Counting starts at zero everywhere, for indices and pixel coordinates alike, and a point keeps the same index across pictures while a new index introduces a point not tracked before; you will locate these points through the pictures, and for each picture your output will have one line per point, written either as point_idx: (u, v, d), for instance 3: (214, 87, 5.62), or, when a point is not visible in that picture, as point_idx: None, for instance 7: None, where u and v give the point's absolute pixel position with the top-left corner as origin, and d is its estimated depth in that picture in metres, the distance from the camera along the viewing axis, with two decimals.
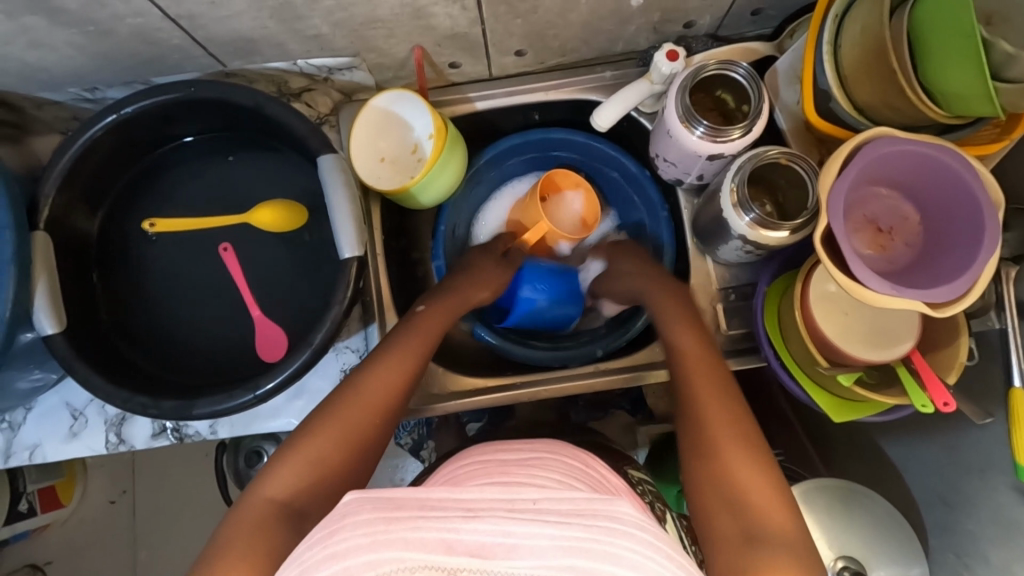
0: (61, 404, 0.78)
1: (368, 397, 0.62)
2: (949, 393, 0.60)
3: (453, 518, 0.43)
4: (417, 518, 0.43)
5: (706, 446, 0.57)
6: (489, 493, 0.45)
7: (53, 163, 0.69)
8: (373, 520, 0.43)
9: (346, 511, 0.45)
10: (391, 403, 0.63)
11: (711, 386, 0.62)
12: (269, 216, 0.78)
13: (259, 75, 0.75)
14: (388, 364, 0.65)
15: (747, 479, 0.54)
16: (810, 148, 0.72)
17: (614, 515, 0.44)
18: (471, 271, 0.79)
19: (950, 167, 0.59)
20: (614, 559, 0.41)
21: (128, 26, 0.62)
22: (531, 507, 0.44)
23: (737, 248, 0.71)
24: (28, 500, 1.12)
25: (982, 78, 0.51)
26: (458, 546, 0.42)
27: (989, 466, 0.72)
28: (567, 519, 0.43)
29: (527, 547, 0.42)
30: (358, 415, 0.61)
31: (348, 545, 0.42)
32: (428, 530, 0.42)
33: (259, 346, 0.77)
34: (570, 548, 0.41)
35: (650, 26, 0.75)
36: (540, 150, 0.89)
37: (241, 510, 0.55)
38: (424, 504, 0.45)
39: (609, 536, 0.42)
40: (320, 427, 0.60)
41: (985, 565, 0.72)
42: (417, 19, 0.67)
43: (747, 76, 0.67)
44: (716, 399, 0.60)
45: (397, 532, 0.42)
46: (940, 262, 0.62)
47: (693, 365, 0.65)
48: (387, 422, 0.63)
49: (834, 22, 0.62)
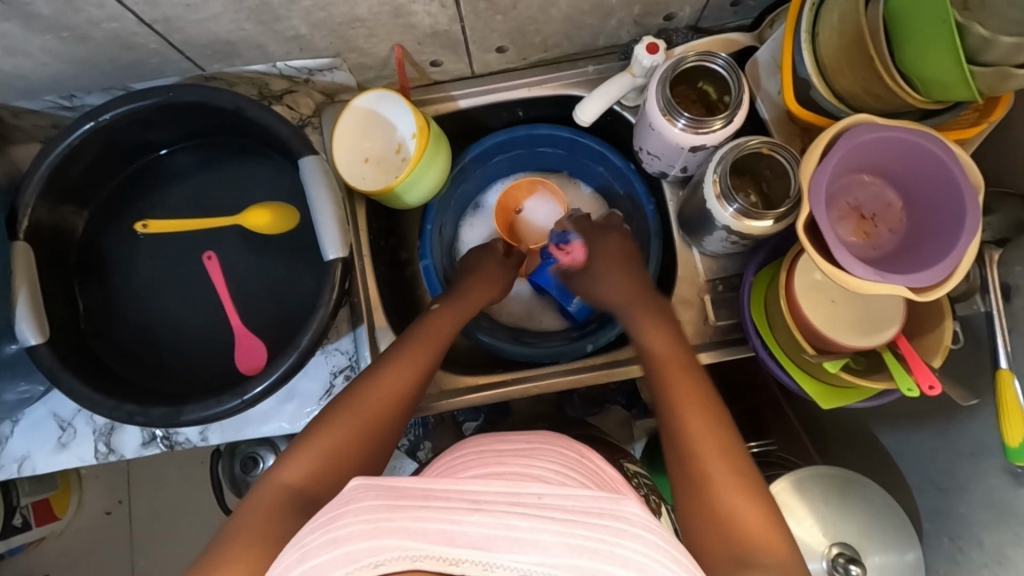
0: (49, 415, 0.78)
1: (373, 399, 0.62)
2: (934, 376, 0.60)
3: (458, 509, 0.43)
4: (420, 507, 0.43)
5: (690, 453, 0.59)
6: (494, 487, 0.46)
7: (31, 173, 0.68)
8: (376, 509, 0.43)
9: (351, 497, 0.45)
10: (400, 401, 0.63)
11: (690, 389, 0.63)
12: (261, 218, 0.79)
13: (240, 79, 0.75)
14: (387, 376, 0.64)
15: (733, 489, 0.56)
16: (793, 137, 0.72)
17: (621, 514, 0.44)
18: (478, 271, 0.82)
19: (931, 152, 0.59)
20: (619, 560, 0.41)
21: (104, 31, 0.61)
22: (536, 501, 0.44)
23: (722, 239, 0.71)
24: (22, 514, 1.11)
25: (958, 64, 0.51)
26: (461, 538, 0.41)
27: (980, 449, 0.73)
28: (575, 518, 0.43)
29: (531, 541, 0.41)
30: (369, 411, 0.61)
31: (351, 530, 0.42)
32: (430, 521, 0.42)
33: (238, 354, 0.76)
34: (577, 547, 0.41)
35: (631, 19, 0.75)
36: (525, 146, 0.89)
37: (255, 496, 0.55)
38: (428, 494, 0.45)
39: (616, 536, 0.43)
40: (331, 420, 0.60)
41: (979, 548, 0.72)
42: (397, 18, 0.67)
43: (727, 66, 0.67)
44: (697, 403, 0.62)
45: (400, 521, 0.42)
46: (922, 248, 0.62)
47: (671, 373, 0.65)
48: (391, 421, 0.62)
49: (812, 12, 0.63)
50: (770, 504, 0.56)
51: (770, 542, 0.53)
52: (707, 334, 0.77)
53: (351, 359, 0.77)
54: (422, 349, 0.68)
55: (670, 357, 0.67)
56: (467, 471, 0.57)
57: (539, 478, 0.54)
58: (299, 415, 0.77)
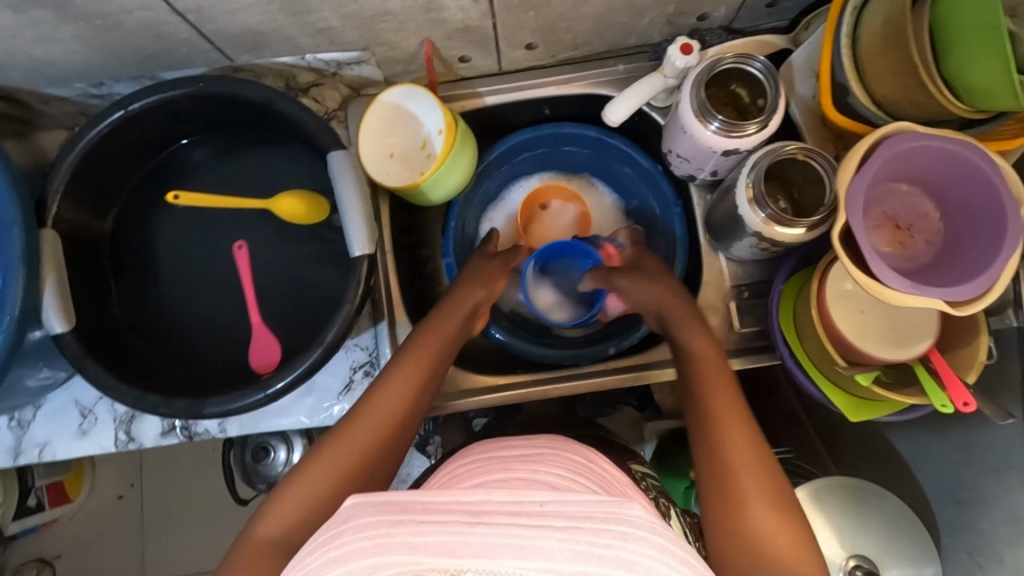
0: (71, 401, 0.78)
1: (368, 421, 0.60)
2: (970, 393, 0.59)
3: (458, 522, 0.42)
4: (420, 521, 0.42)
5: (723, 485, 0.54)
6: (496, 496, 0.43)
7: (62, 158, 0.68)
8: (376, 524, 0.43)
9: (349, 514, 0.45)
10: (406, 412, 0.62)
11: (731, 411, 0.58)
12: (292, 205, 0.77)
13: (268, 70, 0.74)
14: (389, 389, 0.62)
15: (771, 523, 0.51)
16: (826, 143, 0.71)
17: (626, 517, 0.42)
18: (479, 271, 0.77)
19: (971, 161, 0.57)
20: (626, 564, 0.40)
21: (136, 19, 0.61)
22: (538, 509, 0.42)
23: (751, 246, 0.70)
24: (37, 495, 1.14)
25: (1008, 72, 0.49)
26: (462, 548, 0.40)
27: (1004, 465, 0.71)
28: (578, 524, 0.41)
29: (536, 548, 0.40)
30: (363, 435, 0.59)
31: (348, 549, 0.42)
32: (431, 534, 0.41)
33: (251, 355, 0.75)
34: (583, 553, 0.40)
35: (664, 19, 0.74)
36: (550, 145, 0.88)
37: (236, 551, 0.53)
38: (427, 507, 0.43)
39: (620, 539, 0.41)
40: (329, 443, 0.58)
41: (1000, 565, 0.71)
42: (428, 12, 0.66)
43: (764, 69, 0.66)
44: (739, 417, 0.58)
45: (400, 536, 0.41)
46: (962, 258, 0.60)
47: (711, 375, 0.62)
48: (388, 443, 0.60)
49: (853, 15, 0.61)
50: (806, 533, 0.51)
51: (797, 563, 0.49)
52: (733, 341, 0.76)
53: (371, 356, 0.77)
54: (418, 360, 0.65)
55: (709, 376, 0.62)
56: (476, 479, 0.56)
57: (549, 485, 0.53)
58: (318, 409, 0.77)
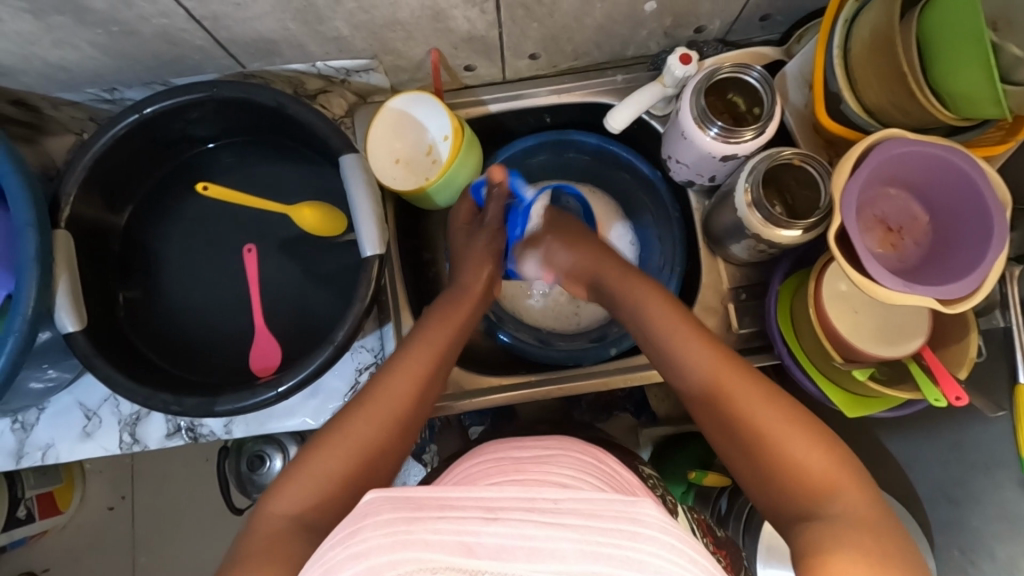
0: (75, 403, 0.78)
1: (393, 397, 0.62)
2: (961, 387, 0.62)
3: (474, 519, 0.42)
4: (437, 519, 0.42)
5: (774, 457, 0.53)
6: (508, 492, 0.44)
7: (75, 159, 0.69)
8: (394, 521, 0.42)
9: (366, 512, 0.44)
10: (422, 397, 0.64)
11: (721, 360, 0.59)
12: (310, 213, 0.77)
13: (278, 77, 0.76)
14: (405, 367, 0.64)
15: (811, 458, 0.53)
16: (819, 150, 0.74)
17: (637, 517, 0.42)
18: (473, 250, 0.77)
19: (959, 166, 0.60)
20: (633, 564, 0.39)
21: (152, 26, 0.63)
22: (552, 506, 0.43)
23: (751, 248, 0.72)
24: (26, 505, 1.10)
25: (991, 81, 0.52)
26: (479, 549, 0.40)
27: (993, 462, 0.74)
28: (588, 522, 0.41)
29: (548, 551, 0.40)
30: (385, 408, 0.61)
31: (369, 545, 0.41)
32: (447, 533, 0.41)
33: (251, 355, 0.77)
34: (593, 553, 0.40)
35: (661, 31, 0.76)
36: (551, 151, 0.90)
37: (252, 529, 0.54)
38: (444, 504, 0.44)
39: (632, 540, 0.41)
40: (358, 410, 0.61)
41: (992, 560, 0.73)
42: (436, 21, 0.68)
43: (761, 78, 0.69)
44: (734, 370, 0.58)
45: (418, 533, 0.41)
46: (952, 258, 0.63)
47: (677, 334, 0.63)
48: (404, 425, 0.62)
49: (844, 28, 0.64)
50: (850, 458, 0.53)
51: (845, 493, 0.51)
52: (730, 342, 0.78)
53: (376, 357, 0.78)
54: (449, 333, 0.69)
55: (703, 353, 0.60)
56: (490, 479, 0.57)
57: (557, 483, 0.54)
58: (323, 411, 0.78)
